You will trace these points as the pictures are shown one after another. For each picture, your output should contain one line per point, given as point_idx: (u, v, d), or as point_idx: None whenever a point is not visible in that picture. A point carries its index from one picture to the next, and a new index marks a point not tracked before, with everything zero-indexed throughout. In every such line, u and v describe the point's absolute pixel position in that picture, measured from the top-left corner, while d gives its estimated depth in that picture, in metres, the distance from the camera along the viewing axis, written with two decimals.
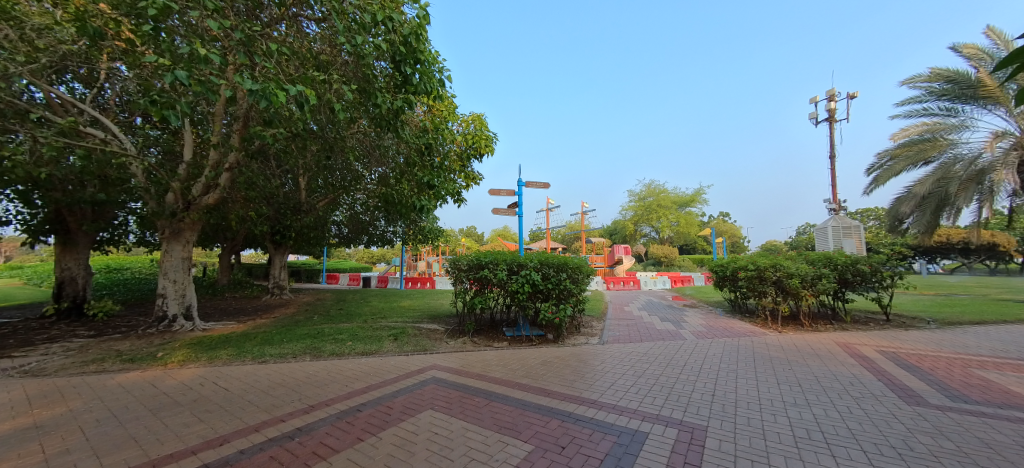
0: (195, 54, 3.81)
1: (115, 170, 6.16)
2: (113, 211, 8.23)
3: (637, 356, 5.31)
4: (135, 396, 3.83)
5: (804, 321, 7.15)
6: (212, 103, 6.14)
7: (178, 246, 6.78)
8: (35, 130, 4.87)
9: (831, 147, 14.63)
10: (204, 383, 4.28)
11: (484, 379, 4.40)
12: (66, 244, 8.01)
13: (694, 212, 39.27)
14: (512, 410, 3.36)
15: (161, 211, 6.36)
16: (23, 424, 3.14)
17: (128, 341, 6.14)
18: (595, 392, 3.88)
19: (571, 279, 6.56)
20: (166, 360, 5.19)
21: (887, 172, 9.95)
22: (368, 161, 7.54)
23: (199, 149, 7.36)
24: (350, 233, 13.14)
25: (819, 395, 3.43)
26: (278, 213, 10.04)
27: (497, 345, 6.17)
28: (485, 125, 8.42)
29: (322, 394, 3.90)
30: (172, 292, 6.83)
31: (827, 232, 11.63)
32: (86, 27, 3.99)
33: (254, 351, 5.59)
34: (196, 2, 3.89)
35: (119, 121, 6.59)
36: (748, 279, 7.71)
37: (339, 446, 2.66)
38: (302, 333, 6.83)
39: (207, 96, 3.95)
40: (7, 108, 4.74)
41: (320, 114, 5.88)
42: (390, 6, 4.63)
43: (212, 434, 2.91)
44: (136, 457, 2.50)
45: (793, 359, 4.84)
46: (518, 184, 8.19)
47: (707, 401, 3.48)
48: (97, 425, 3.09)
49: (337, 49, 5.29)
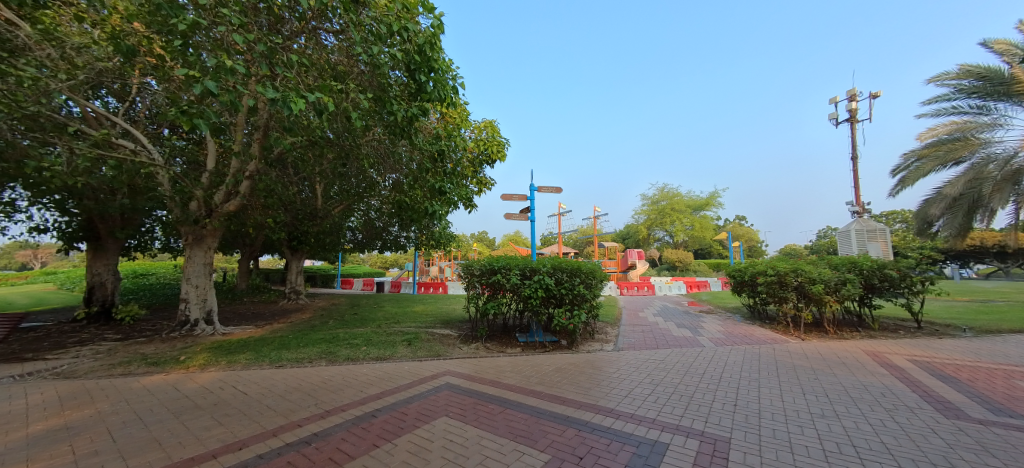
0: (220, 66, 3.97)
1: (142, 179, 6.41)
2: (140, 219, 8.49)
3: (654, 364, 5.18)
4: (159, 399, 3.95)
5: (828, 328, 6.90)
6: (234, 114, 6.34)
7: (201, 251, 7.02)
8: (70, 142, 5.10)
9: (852, 148, 14.29)
10: (224, 387, 4.37)
11: (498, 386, 4.39)
12: (97, 250, 8.35)
13: (709, 216, 38.56)
14: (527, 418, 3.33)
15: (186, 219, 6.60)
16: (54, 425, 3.26)
17: (152, 345, 6.33)
18: (611, 401, 3.81)
19: (585, 284, 6.48)
20: (188, 362, 5.34)
21: (915, 172, 9.57)
22: (382, 168, 7.66)
23: (221, 159, 7.60)
24: (364, 238, 13.37)
25: (849, 407, 3.27)
26: (296, 220, 10.28)
27: (510, 351, 6.13)
28: (498, 132, 8.49)
29: (338, 399, 3.93)
30: (193, 297, 7.04)
31: (850, 236, 11.31)
32: (120, 43, 4.16)
33: (271, 355, 5.69)
34: (223, 18, 4.02)
35: (147, 133, 6.86)
36: (767, 284, 7.46)
37: (355, 452, 2.66)
38: (318, 337, 6.92)
39: (231, 106, 4.08)
40: (46, 122, 4.99)
41: (336, 122, 5.98)
42: (406, 16, 4.70)
43: (231, 437, 2.96)
44: (159, 460, 2.55)
45: (818, 368, 4.68)
46: (530, 189, 8.22)
47: (727, 410, 3.39)
48: (122, 427, 3.19)
49: (354, 60, 5.36)
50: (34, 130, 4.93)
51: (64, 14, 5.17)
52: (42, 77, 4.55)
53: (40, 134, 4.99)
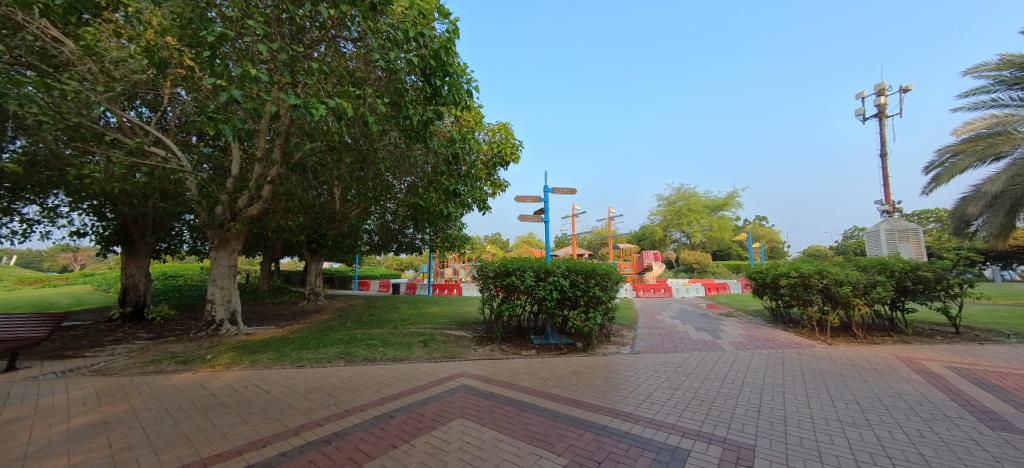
0: (245, 75, 4.12)
1: (172, 185, 6.70)
2: (169, 223, 8.86)
3: (672, 368, 5.08)
4: (187, 396, 4.10)
5: (857, 333, 6.61)
6: (257, 121, 6.57)
7: (225, 254, 7.27)
8: (108, 151, 5.38)
9: (882, 144, 13.70)
10: (248, 386, 4.52)
11: (514, 388, 4.38)
12: (130, 253, 8.76)
13: (728, 216, 37.59)
14: (544, 421, 3.31)
15: (212, 222, 6.86)
16: (92, 419, 3.43)
17: (181, 344, 6.59)
18: (629, 405, 3.75)
19: (600, 286, 6.42)
20: (213, 362, 5.53)
21: (950, 169, 9.09)
22: (398, 172, 7.79)
23: (245, 164, 7.88)
24: (380, 241, 13.59)
25: (882, 415, 3.12)
26: (315, 223, 10.55)
27: (525, 353, 6.10)
28: (511, 134, 8.52)
29: (356, 399, 4.01)
30: (219, 298, 7.31)
31: (879, 237, 10.83)
32: (153, 55, 4.36)
33: (293, 355, 5.84)
34: (248, 29, 4.16)
35: (177, 140, 7.18)
36: (791, 286, 7.22)
37: (374, 452, 2.70)
38: (336, 338, 7.07)
39: (254, 113, 4.23)
40: (86, 132, 5.28)
41: (354, 127, 6.10)
42: (422, 22, 4.78)
43: (255, 435, 3.05)
44: (188, 456, 2.64)
45: (846, 374, 4.49)
46: (544, 190, 8.21)
47: (751, 417, 3.28)
48: (154, 422, 3.32)
49: (371, 66, 5.46)
50: (75, 140, 5.23)
51: (104, 31, 5.48)
52: (83, 90, 4.83)
53: (80, 143, 5.28)
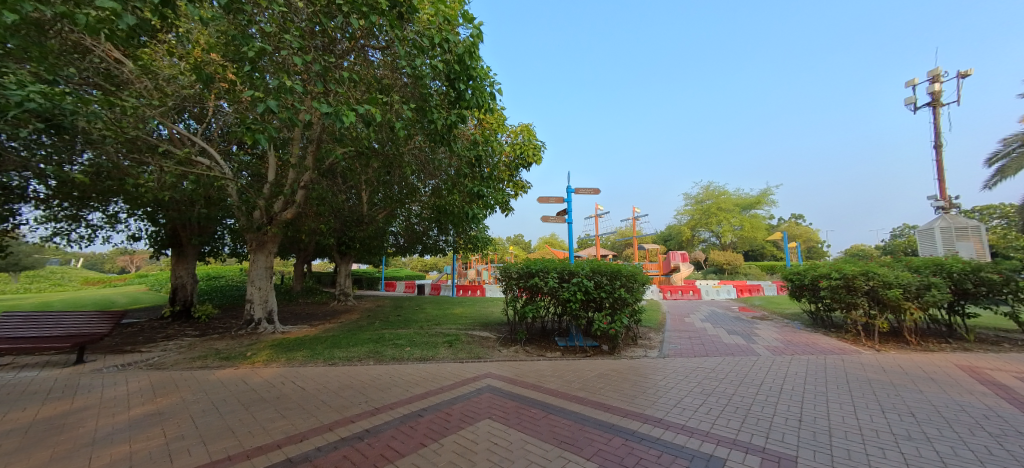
0: (282, 86, 4.35)
1: (216, 192, 7.14)
2: (213, 227, 9.44)
3: (703, 372, 4.89)
4: (231, 391, 4.37)
5: (910, 339, 6.13)
6: (292, 129, 6.90)
7: (262, 256, 7.66)
8: (160, 161, 5.82)
9: (936, 135, 12.72)
10: (285, 382, 4.75)
11: (540, 390, 4.36)
12: (179, 255, 9.41)
13: (760, 215, 35.92)
14: (571, 424, 3.28)
15: (251, 226, 7.26)
16: (149, 409, 3.72)
17: (224, 341, 7.03)
18: (658, 410, 3.65)
19: (626, 288, 6.29)
20: (253, 358, 5.85)
21: (1018, 161, 8.29)
22: (422, 175, 7.97)
23: (280, 171, 8.28)
24: (405, 243, 13.93)
25: (942, 429, 2.88)
26: (344, 226, 10.95)
27: (549, 355, 6.07)
28: (534, 135, 8.51)
29: (386, 398, 4.12)
30: (257, 298, 7.73)
31: (934, 236, 10.02)
32: (200, 72, 4.68)
33: (325, 354, 6.08)
34: (285, 43, 4.38)
35: (220, 150, 7.66)
36: (832, 288, 6.80)
37: (404, 450, 2.76)
38: (366, 337, 7.31)
39: (290, 123, 4.45)
40: (142, 144, 5.73)
41: (381, 132, 6.29)
42: (447, 28, 4.86)
43: (292, 430, 3.19)
44: (233, 447, 2.80)
45: (898, 383, 4.17)
46: (567, 191, 8.15)
47: (791, 426, 3.11)
48: (202, 415, 3.55)
49: (397, 73, 5.61)
50: (132, 152, 5.69)
51: (157, 51, 5.92)
52: (140, 106, 5.25)
53: (137, 155, 5.74)
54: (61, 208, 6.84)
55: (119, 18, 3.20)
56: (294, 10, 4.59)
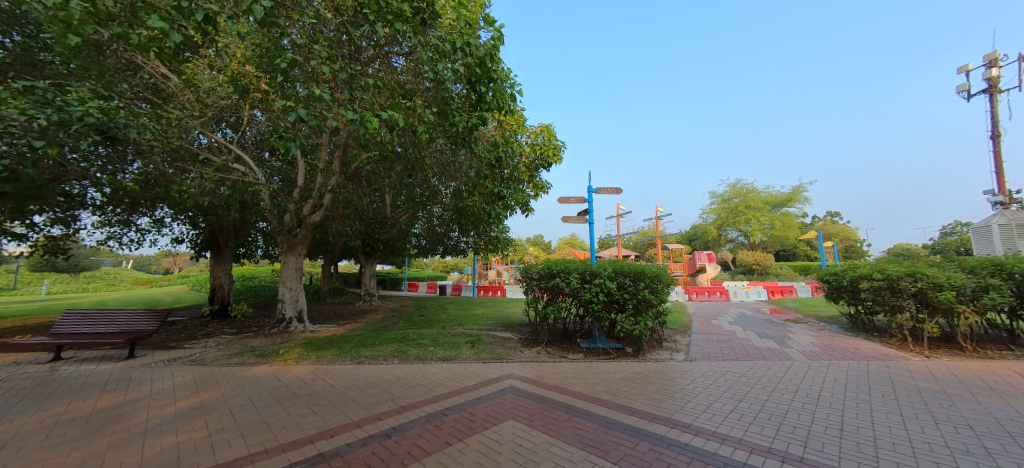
0: (311, 95, 4.53)
1: (250, 196, 7.51)
2: (247, 230, 9.92)
3: (734, 377, 4.71)
4: (266, 387, 4.58)
5: (964, 345, 5.68)
6: (320, 136, 7.18)
7: (293, 257, 7.99)
8: (200, 169, 6.18)
9: (993, 125, 11.75)
10: (316, 379, 4.93)
11: (563, 392, 4.33)
12: (217, 257, 9.95)
13: (792, 213, 34.29)
14: (596, 427, 3.24)
15: (282, 229, 7.59)
16: (193, 402, 3.96)
17: (258, 339, 7.38)
18: (686, 415, 3.54)
19: (650, 289, 6.15)
20: (285, 356, 6.10)
21: None
22: (443, 177, 8.09)
23: (309, 176, 8.62)
24: (427, 244, 14.18)
25: (1006, 444, 2.65)
26: (369, 228, 11.26)
27: (572, 357, 6.01)
28: (554, 135, 8.48)
29: (411, 396, 4.20)
30: (288, 298, 8.06)
31: (991, 233, 9.25)
32: (237, 83, 4.93)
33: (352, 352, 6.27)
34: (313, 53, 4.55)
35: (254, 157, 8.06)
36: (875, 290, 6.40)
37: (430, 448, 2.81)
38: (390, 337, 7.48)
39: (318, 129, 4.62)
40: (184, 153, 6.11)
41: (404, 137, 6.44)
42: (468, 32, 4.92)
43: (324, 425, 3.31)
44: (269, 441, 2.93)
45: (952, 392, 3.87)
46: (589, 190, 8.06)
47: (832, 436, 2.94)
48: (240, 409, 3.74)
49: (419, 77, 5.73)
50: (176, 160, 6.07)
51: (199, 65, 6.30)
52: (183, 117, 5.59)
53: (180, 163, 6.12)
54: (114, 213, 7.39)
55: (167, 36, 3.43)
56: (323, 21, 4.78)
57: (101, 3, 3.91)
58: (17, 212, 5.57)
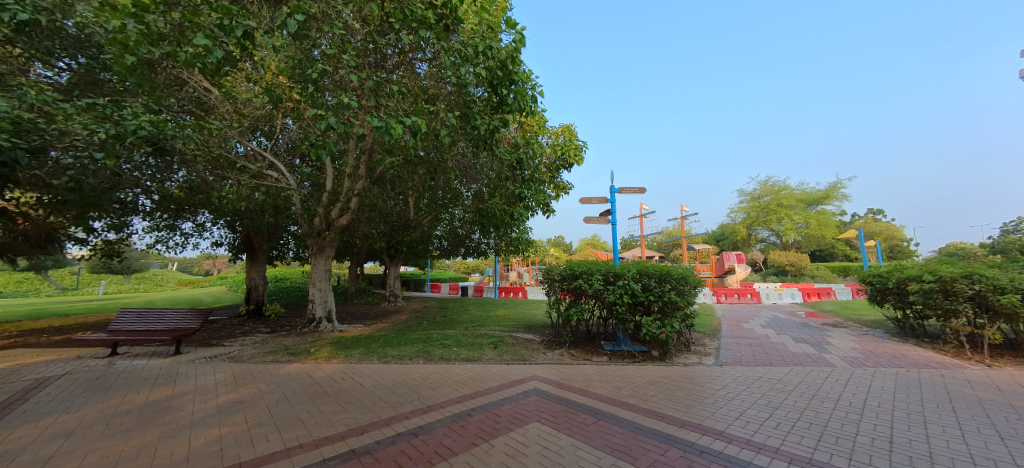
0: (339, 102, 4.70)
1: (283, 201, 7.86)
2: (280, 233, 10.38)
3: (768, 383, 4.50)
4: (299, 384, 4.78)
5: None
6: (347, 142, 7.43)
7: (322, 259, 8.29)
8: (237, 176, 6.53)
9: None
10: (345, 377, 5.10)
11: (588, 395, 4.28)
12: (252, 259, 10.47)
13: (829, 211, 32.46)
14: (623, 432, 3.18)
15: (312, 232, 7.90)
16: (233, 397, 4.20)
17: (291, 337, 7.70)
18: (718, 421, 3.42)
19: (676, 291, 5.98)
20: (316, 354, 6.34)
21: None
22: (465, 179, 8.18)
23: (336, 180, 8.94)
24: (449, 246, 14.37)
25: None
26: (393, 230, 11.55)
27: (596, 359, 5.92)
28: (575, 135, 8.42)
29: (436, 396, 4.27)
30: (318, 299, 8.38)
31: None
32: (271, 94, 5.18)
33: (379, 352, 6.43)
34: (342, 62, 4.73)
35: (286, 163, 8.44)
36: (926, 293, 5.96)
37: (457, 448, 2.85)
38: (414, 337, 7.63)
39: (346, 136, 4.79)
40: (224, 161, 6.48)
41: (427, 141, 6.57)
42: (490, 36, 4.97)
43: (354, 423, 3.41)
44: (304, 436, 3.06)
45: (1018, 405, 3.54)
46: (611, 190, 7.94)
47: (880, 449, 2.75)
48: (276, 405, 3.92)
49: (442, 82, 5.83)
50: (217, 168, 6.45)
51: (237, 78, 6.68)
52: (222, 127, 5.94)
53: (219, 170, 6.50)
54: (162, 218, 7.91)
55: (210, 52, 3.65)
56: (351, 31, 4.97)
57: (153, 25, 4.23)
58: (79, 218, 6.08)
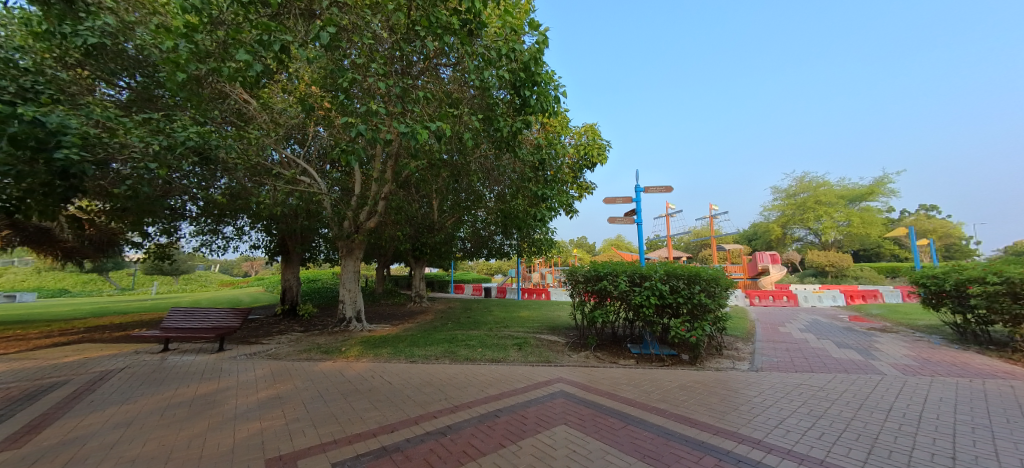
0: (368, 109, 4.87)
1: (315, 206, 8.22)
2: (312, 236, 10.82)
3: (810, 391, 4.25)
4: (332, 381, 4.97)
5: None
6: (374, 147, 7.67)
7: (351, 261, 8.59)
8: (273, 182, 6.88)
9: None
10: (374, 376, 5.25)
11: (616, 399, 4.20)
12: (287, 261, 10.97)
13: (874, 208, 30.32)
14: (654, 438, 3.10)
15: (342, 234, 8.20)
16: (271, 393, 4.42)
17: (323, 336, 8.02)
18: (755, 430, 3.26)
19: (707, 292, 5.77)
20: (347, 353, 6.57)
21: None
22: (487, 182, 8.25)
23: (364, 185, 9.25)
24: (472, 247, 14.52)
25: None
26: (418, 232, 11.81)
27: (623, 363, 5.81)
28: (598, 135, 8.32)
29: (463, 396, 4.31)
30: (347, 299, 8.68)
31: None
32: (304, 103, 5.43)
33: (406, 352, 6.58)
34: (370, 70, 4.90)
35: (318, 169, 8.81)
36: (990, 296, 5.45)
37: (485, 449, 2.86)
38: (440, 337, 7.75)
39: (374, 142, 4.95)
40: (261, 168, 6.84)
41: (451, 144, 6.68)
42: (513, 38, 4.99)
43: (384, 420, 3.50)
44: (338, 432, 3.17)
45: None
46: (636, 189, 7.77)
47: (940, 465, 2.53)
48: (311, 401, 4.09)
49: (465, 86, 5.92)
50: (255, 175, 6.83)
51: (273, 89, 7.05)
52: (260, 137, 6.28)
53: (258, 177, 6.87)
54: (206, 223, 8.45)
55: (250, 66, 3.88)
56: (379, 40, 5.13)
57: (200, 43, 4.54)
58: (136, 224, 6.60)
